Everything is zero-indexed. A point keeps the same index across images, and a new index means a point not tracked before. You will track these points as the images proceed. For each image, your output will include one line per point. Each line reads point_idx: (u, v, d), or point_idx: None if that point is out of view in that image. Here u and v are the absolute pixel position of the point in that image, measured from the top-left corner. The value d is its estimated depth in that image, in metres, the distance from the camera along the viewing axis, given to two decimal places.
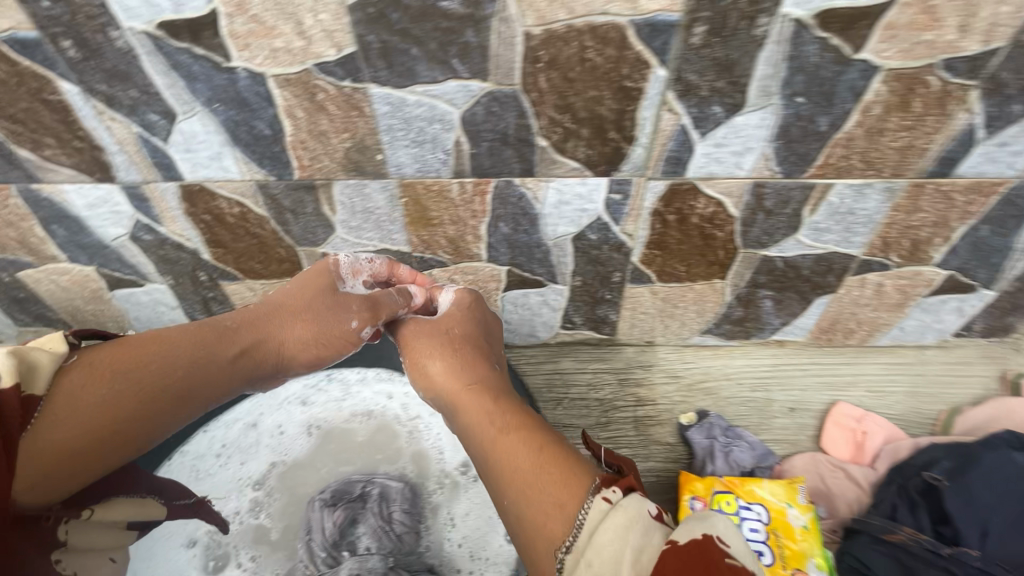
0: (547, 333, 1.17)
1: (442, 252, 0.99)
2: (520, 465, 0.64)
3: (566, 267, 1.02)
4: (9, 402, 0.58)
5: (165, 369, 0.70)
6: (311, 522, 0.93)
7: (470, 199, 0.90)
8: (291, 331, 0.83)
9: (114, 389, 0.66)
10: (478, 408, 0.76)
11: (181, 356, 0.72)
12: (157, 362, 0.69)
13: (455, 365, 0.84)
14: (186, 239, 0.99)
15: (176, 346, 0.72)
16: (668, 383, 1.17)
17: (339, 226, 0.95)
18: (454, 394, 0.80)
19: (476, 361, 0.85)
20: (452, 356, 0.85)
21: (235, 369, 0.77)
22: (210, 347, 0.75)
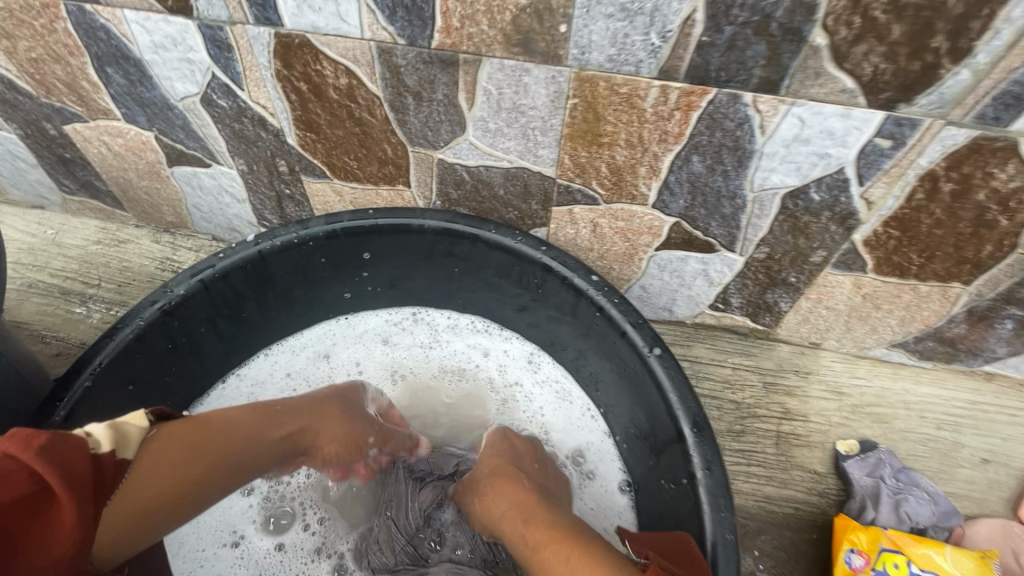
0: (688, 310, 0.93)
1: (596, 184, 0.74)
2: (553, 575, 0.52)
3: (755, 232, 0.75)
4: (103, 470, 0.50)
5: (219, 454, 0.58)
6: (390, 496, 0.76)
7: (666, 115, 0.64)
8: (328, 425, 0.67)
9: (179, 460, 0.55)
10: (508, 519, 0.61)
11: (244, 443, 0.60)
12: (222, 443, 0.58)
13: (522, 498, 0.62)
14: (271, 113, 0.76)
15: (233, 419, 0.60)
16: (827, 398, 0.93)
17: (473, 126, 0.71)
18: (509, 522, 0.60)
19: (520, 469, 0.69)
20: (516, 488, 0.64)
21: (281, 454, 0.64)
22: (266, 431, 0.62)
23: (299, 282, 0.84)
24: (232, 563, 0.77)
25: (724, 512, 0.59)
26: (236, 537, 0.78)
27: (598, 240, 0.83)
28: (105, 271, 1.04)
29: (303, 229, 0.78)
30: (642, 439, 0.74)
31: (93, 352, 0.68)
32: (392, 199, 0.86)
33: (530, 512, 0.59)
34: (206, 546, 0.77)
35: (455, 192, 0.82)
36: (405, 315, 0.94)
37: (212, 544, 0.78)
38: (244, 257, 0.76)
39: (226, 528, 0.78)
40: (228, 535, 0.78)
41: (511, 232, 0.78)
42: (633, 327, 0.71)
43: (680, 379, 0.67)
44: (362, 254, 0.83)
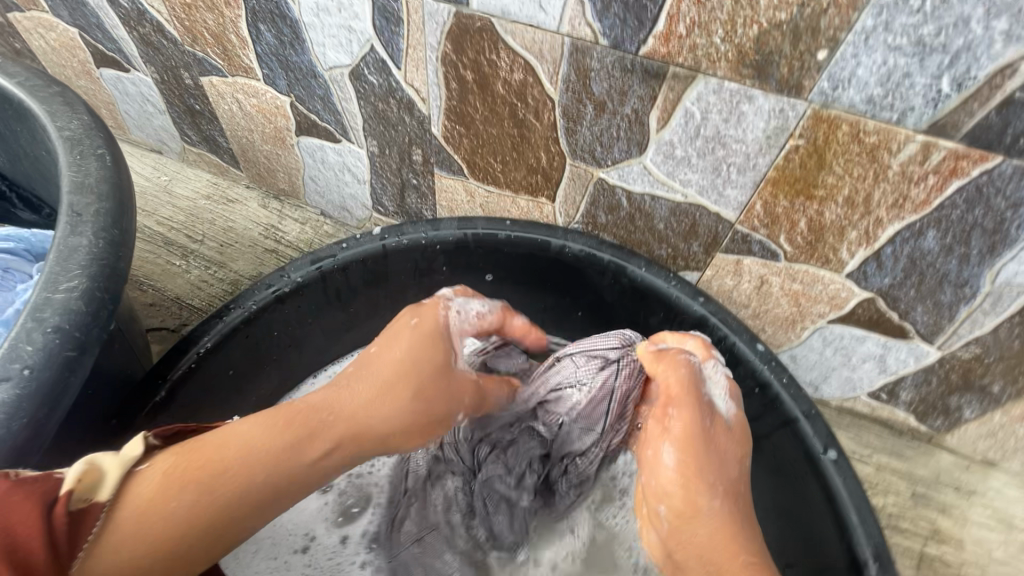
0: (838, 392, 0.79)
1: (784, 239, 0.62)
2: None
3: (972, 328, 0.62)
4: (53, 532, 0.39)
5: (251, 476, 0.46)
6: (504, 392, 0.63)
7: (916, 177, 0.51)
8: (388, 404, 0.51)
9: (194, 497, 0.44)
10: (711, 540, 0.51)
11: (280, 454, 0.47)
12: (243, 471, 0.46)
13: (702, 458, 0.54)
14: (422, 98, 0.68)
15: (255, 436, 0.47)
16: (990, 528, 0.78)
17: (656, 150, 0.60)
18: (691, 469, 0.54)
19: (721, 455, 0.54)
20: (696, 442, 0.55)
21: (341, 458, 0.50)
22: (303, 445, 0.48)
23: (414, 285, 0.77)
24: (303, 570, 0.69)
25: None
26: (307, 541, 0.71)
27: (760, 297, 0.71)
28: (210, 228, 1.02)
29: (432, 231, 0.70)
30: (784, 546, 0.63)
31: (201, 330, 0.64)
32: (528, 210, 0.77)
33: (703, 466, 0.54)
34: (278, 554, 0.70)
35: (605, 216, 0.71)
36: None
37: (285, 551, 0.70)
38: (367, 251, 0.70)
39: (298, 531, 0.71)
40: (300, 539, 0.71)
41: (665, 274, 0.68)
42: (805, 417, 0.59)
43: (862, 495, 0.55)
44: (488, 266, 0.75)
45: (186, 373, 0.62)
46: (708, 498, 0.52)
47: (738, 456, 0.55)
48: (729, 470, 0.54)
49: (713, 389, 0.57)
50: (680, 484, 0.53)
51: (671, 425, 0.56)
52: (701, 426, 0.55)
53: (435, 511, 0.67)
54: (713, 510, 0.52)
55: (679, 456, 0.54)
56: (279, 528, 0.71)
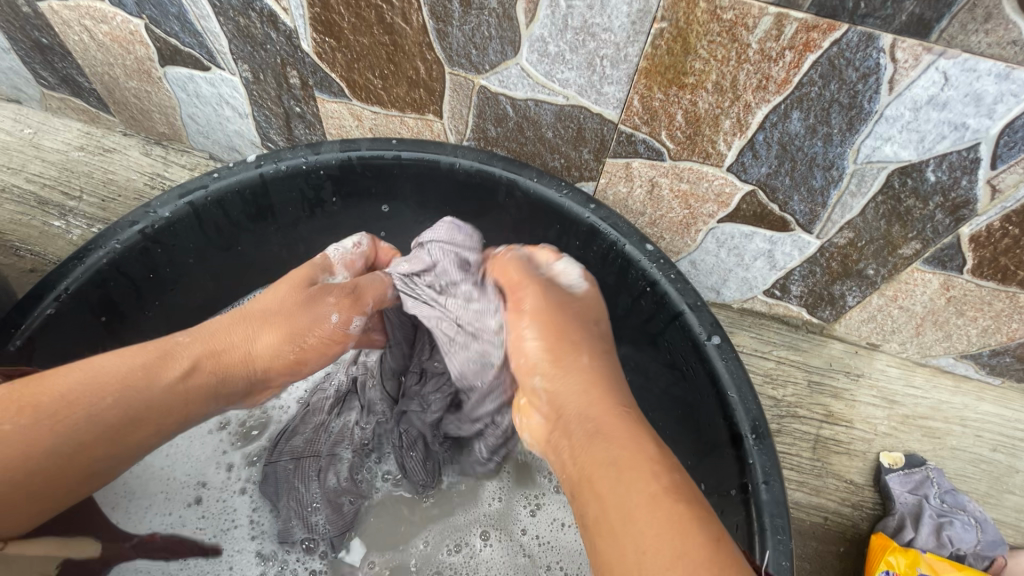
0: (737, 293, 0.83)
1: (666, 135, 0.62)
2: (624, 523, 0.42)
3: (843, 213, 0.64)
4: None
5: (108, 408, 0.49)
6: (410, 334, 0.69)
7: (773, 55, 0.51)
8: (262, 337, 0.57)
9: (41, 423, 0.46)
10: (589, 391, 0.52)
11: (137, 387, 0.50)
12: (92, 393, 0.49)
13: (556, 325, 0.57)
14: (283, 8, 0.63)
15: (110, 359, 0.51)
16: (876, 405, 0.84)
17: (529, 47, 0.58)
18: (552, 331, 0.56)
19: (577, 320, 0.58)
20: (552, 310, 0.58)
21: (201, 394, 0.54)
22: (160, 367, 0.52)
23: (305, 218, 0.73)
24: (195, 521, 0.72)
25: (780, 536, 0.51)
26: (200, 490, 0.74)
27: (654, 203, 0.71)
28: (87, 181, 0.93)
29: (313, 155, 0.66)
30: (682, 435, 0.66)
31: (58, 275, 0.58)
32: (419, 130, 0.74)
33: (557, 327, 0.57)
34: (170, 508, 0.72)
35: (495, 129, 0.69)
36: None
37: (176, 503, 0.72)
38: (243, 181, 0.65)
39: (191, 481, 0.74)
40: (192, 491, 0.73)
41: (557, 183, 0.67)
42: (690, 309, 0.61)
43: (741, 374, 0.58)
44: (381, 192, 0.72)
45: (43, 322, 0.57)
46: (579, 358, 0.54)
47: (587, 319, 0.59)
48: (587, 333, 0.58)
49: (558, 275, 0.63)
50: (547, 351, 0.55)
51: (530, 298, 0.58)
52: (551, 295, 0.59)
53: (327, 440, 0.74)
54: (577, 366, 0.54)
55: (536, 327, 0.57)
56: (171, 481, 0.73)
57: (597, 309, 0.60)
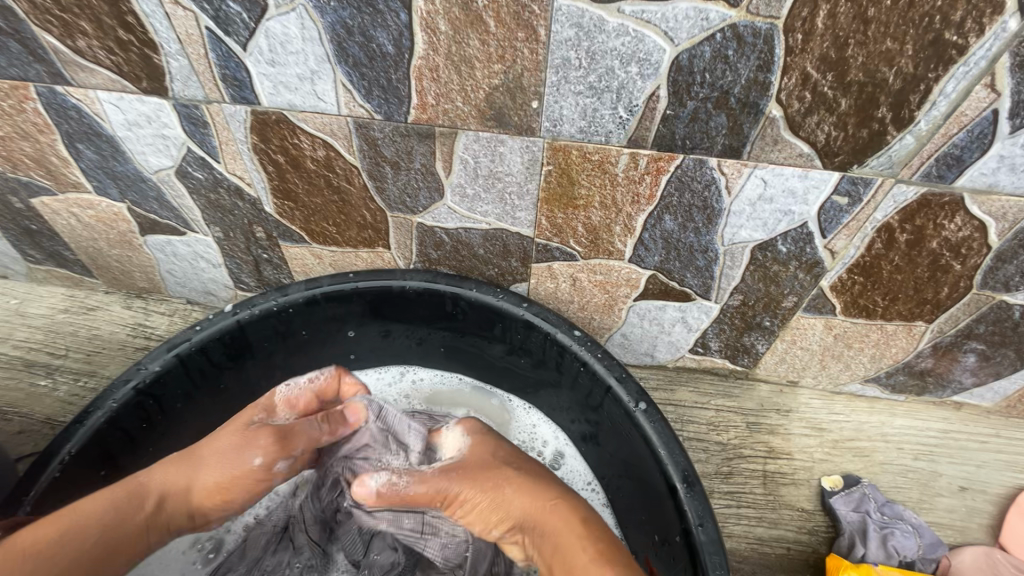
0: (668, 355, 0.95)
1: (574, 242, 0.76)
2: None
3: (729, 282, 0.78)
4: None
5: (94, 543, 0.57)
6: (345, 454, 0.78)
7: (637, 178, 0.66)
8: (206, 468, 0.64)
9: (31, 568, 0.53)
10: (533, 507, 0.61)
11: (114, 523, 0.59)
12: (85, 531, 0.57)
13: (478, 464, 0.64)
14: (247, 183, 0.76)
15: (96, 503, 0.60)
16: (808, 435, 0.95)
17: (451, 191, 0.72)
18: (482, 469, 0.64)
19: (490, 467, 0.64)
20: (469, 463, 0.65)
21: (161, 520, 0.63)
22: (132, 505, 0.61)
23: (279, 349, 0.83)
24: None
25: (719, 571, 0.60)
26: None
27: (578, 293, 0.84)
28: (73, 339, 1.00)
29: (282, 296, 0.77)
30: (634, 493, 0.75)
31: (62, 439, 0.66)
32: (372, 260, 0.86)
33: (483, 463, 0.64)
34: None
35: (435, 252, 0.83)
36: (393, 373, 0.93)
37: None
38: (222, 328, 0.75)
39: None
40: None
41: (493, 290, 0.79)
42: (618, 381, 0.72)
43: (667, 431, 0.68)
44: (344, 317, 0.83)
45: (48, 485, 0.64)
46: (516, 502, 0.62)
47: (497, 454, 0.66)
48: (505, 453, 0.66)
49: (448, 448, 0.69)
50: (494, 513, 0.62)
51: (449, 475, 0.64)
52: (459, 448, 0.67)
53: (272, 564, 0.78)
54: (517, 492, 0.62)
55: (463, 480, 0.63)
56: None
57: (500, 440, 0.68)
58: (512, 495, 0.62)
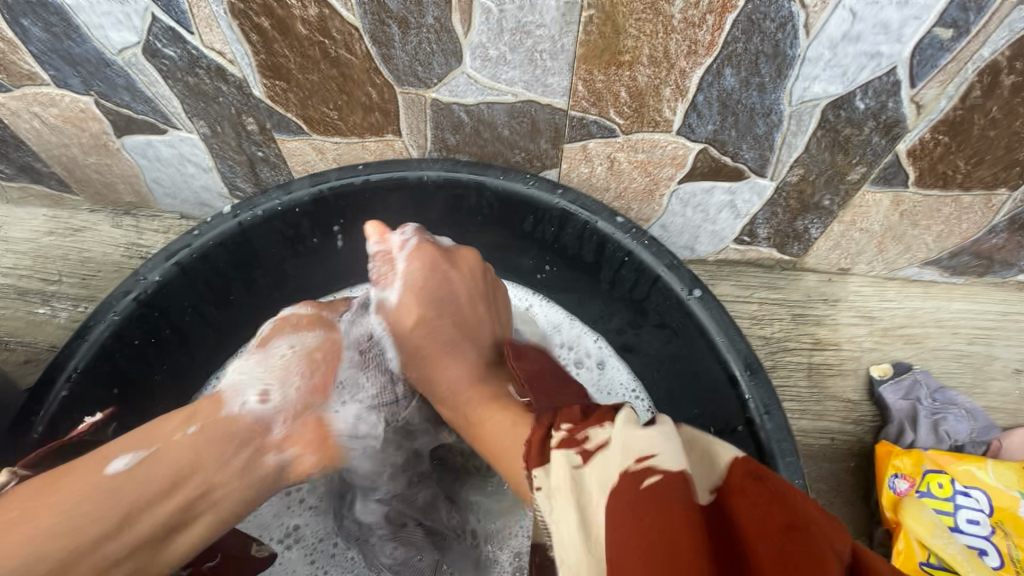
0: (710, 246, 0.88)
1: (614, 112, 0.66)
2: (495, 427, 0.49)
3: (790, 153, 0.69)
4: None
5: (148, 477, 0.50)
6: None
7: (697, 21, 0.55)
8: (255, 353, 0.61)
9: (71, 509, 0.47)
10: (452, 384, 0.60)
11: (167, 445, 0.52)
12: (109, 463, 0.50)
13: (433, 286, 0.66)
14: (229, 60, 0.65)
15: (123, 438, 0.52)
16: (858, 324, 0.89)
17: (471, 55, 0.61)
18: (427, 300, 0.65)
19: (473, 310, 0.66)
20: (433, 273, 0.66)
21: (220, 439, 0.54)
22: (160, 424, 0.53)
23: (289, 256, 0.75)
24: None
25: (788, 457, 0.56)
26: None
27: (615, 177, 0.76)
28: (64, 264, 0.92)
29: (286, 195, 0.68)
30: (684, 388, 0.71)
31: (65, 357, 0.61)
32: (381, 151, 0.76)
33: (445, 304, 0.65)
34: None
35: (453, 137, 0.73)
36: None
37: None
38: (223, 233, 0.67)
39: None
40: None
41: (522, 177, 0.69)
42: (667, 270, 0.65)
43: (725, 319, 0.62)
44: (356, 218, 0.75)
45: (61, 404, 0.60)
46: (438, 330, 0.64)
47: (474, 296, 0.67)
48: (450, 304, 0.65)
49: (398, 257, 0.67)
50: (432, 304, 0.65)
51: (438, 268, 0.67)
52: (440, 264, 0.67)
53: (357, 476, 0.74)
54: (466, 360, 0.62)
55: (409, 303, 0.65)
56: None
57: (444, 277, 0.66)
58: (434, 318, 0.64)
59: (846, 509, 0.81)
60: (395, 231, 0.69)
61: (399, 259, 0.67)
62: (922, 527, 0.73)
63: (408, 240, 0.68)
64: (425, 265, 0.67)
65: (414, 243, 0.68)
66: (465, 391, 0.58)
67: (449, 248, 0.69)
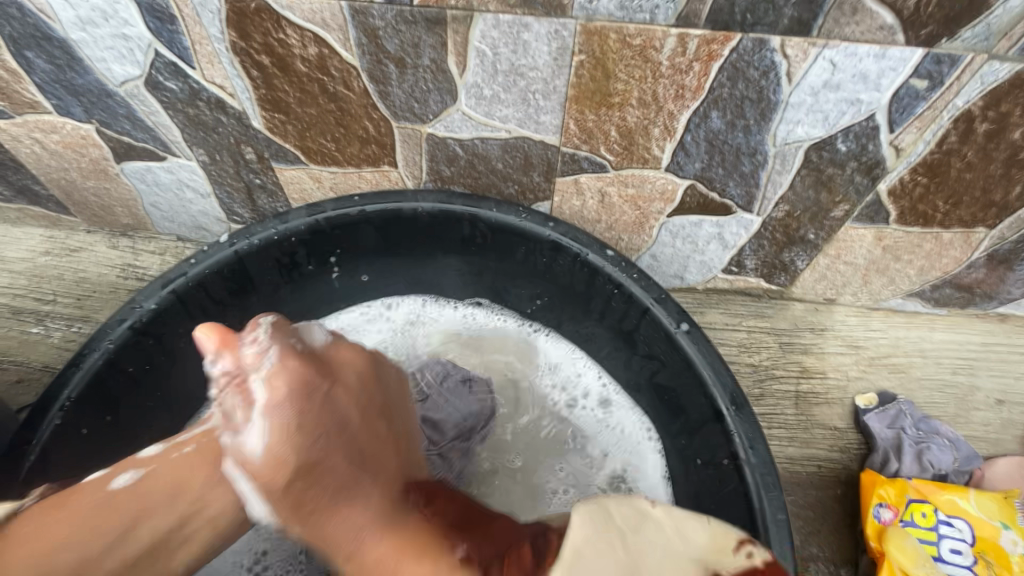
0: (700, 276, 0.89)
1: (605, 149, 0.68)
2: (379, 552, 0.50)
3: (776, 190, 0.71)
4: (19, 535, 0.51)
5: (147, 496, 0.56)
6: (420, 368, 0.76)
7: (684, 67, 0.57)
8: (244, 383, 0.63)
9: (82, 520, 0.53)
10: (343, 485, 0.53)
11: (165, 466, 0.58)
12: (124, 479, 0.56)
13: (288, 419, 0.53)
14: (229, 93, 0.66)
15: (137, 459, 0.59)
16: (843, 353, 0.91)
17: (466, 94, 0.63)
18: (283, 434, 0.52)
19: (379, 442, 0.58)
20: (291, 422, 0.53)
21: (209, 462, 0.58)
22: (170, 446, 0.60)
23: (284, 282, 0.76)
24: None
25: (772, 492, 0.57)
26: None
27: (606, 210, 0.77)
28: (59, 284, 0.93)
29: (282, 224, 0.70)
30: (672, 418, 0.72)
31: (60, 384, 0.61)
32: (377, 181, 0.78)
33: (330, 425, 0.55)
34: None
35: (448, 169, 0.74)
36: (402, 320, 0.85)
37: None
38: (220, 261, 0.68)
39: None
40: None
41: (515, 209, 0.71)
42: (656, 303, 0.67)
43: (711, 353, 0.64)
44: (351, 246, 0.76)
45: (54, 432, 0.60)
46: (331, 469, 0.53)
47: (369, 411, 0.59)
48: (335, 410, 0.56)
49: (259, 371, 0.54)
50: (308, 481, 0.53)
51: (290, 447, 0.52)
52: (307, 391, 0.55)
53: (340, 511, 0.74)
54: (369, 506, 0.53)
55: (262, 431, 0.53)
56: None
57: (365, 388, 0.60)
58: (300, 461, 0.52)
59: (832, 537, 0.81)
60: (245, 337, 0.55)
61: (246, 370, 0.54)
62: (907, 556, 0.74)
63: (265, 350, 0.55)
64: (296, 379, 0.54)
65: (275, 348, 0.55)
66: (373, 530, 0.51)
67: (324, 352, 0.59)
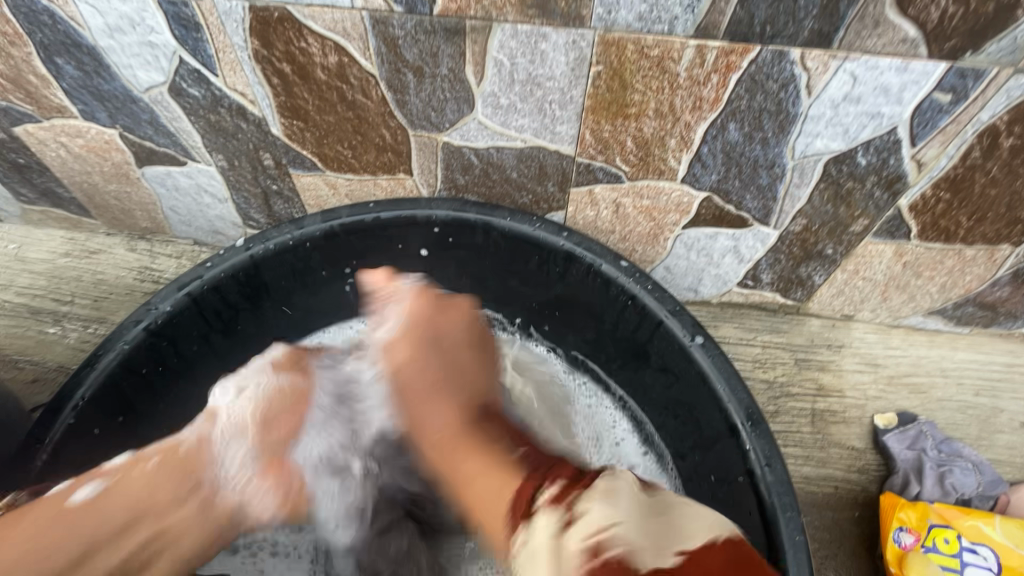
0: (714, 289, 0.88)
1: (620, 160, 0.67)
2: (467, 466, 0.54)
3: (793, 203, 0.70)
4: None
5: (108, 509, 0.55)
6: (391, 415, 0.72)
7: (702, 78, 0.57)
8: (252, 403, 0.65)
9: (38, 535, 0.51)
10: (444, 432, 0.59)
11: (126, 479, 0.57)
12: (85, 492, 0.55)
13: (427, 331, 0.67)
14: (250, 100, 0.68)
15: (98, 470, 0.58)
16: (862, 371, 0.89)
17: (483, 103, 0.63)
18: (417, 346, 0.66)
19: (467, 368, 0.65)
20: (421, 343, 0.66)
21: (181, 473, 0.59)
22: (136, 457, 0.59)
23: (297, 288, 0.77)
24: None
25: (789, 511, 0.55)
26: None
27: (621, 221, 0.77)
28: (78, 286, 0.94)
29: (298, 230, 0.70)
30: (686, 435, 0.71)
31: (74, 385, 0.61)
32: (392, 189, 0.78)
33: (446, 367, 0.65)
34: None
35: (463, 178, 0.75)
36: None
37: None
38: (235, 265, 0.69)
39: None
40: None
41: (529, 218, 0.71)
42: (670, 315, 0.66)
43: (727, 368, 0.62)
44: (365, 253, 0.76)
45: (66, 432, 0.60)
46: (424, 371, 0.64)
47: (473, 339, 0.69)
48: (456, 334, 0.68)
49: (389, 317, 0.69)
50: (412, 359, 0.66)
51: (422, 349, 0.66)
52: (462, 330, 0.68)
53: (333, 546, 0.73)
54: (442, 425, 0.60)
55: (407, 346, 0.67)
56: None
57: (430, 333, 0.67)
58: (432, 370, 0.64)
59: (849, 561, 0.79)
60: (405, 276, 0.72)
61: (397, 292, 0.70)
62: None
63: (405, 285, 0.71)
64: (425, 315, 0.68)
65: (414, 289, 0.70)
66: (449, 434, 0.59)
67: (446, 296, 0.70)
